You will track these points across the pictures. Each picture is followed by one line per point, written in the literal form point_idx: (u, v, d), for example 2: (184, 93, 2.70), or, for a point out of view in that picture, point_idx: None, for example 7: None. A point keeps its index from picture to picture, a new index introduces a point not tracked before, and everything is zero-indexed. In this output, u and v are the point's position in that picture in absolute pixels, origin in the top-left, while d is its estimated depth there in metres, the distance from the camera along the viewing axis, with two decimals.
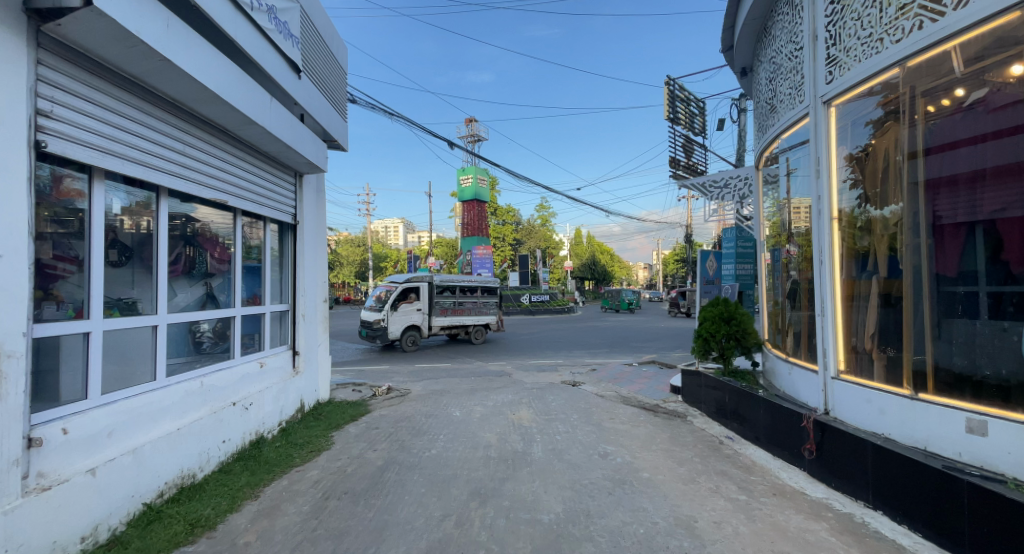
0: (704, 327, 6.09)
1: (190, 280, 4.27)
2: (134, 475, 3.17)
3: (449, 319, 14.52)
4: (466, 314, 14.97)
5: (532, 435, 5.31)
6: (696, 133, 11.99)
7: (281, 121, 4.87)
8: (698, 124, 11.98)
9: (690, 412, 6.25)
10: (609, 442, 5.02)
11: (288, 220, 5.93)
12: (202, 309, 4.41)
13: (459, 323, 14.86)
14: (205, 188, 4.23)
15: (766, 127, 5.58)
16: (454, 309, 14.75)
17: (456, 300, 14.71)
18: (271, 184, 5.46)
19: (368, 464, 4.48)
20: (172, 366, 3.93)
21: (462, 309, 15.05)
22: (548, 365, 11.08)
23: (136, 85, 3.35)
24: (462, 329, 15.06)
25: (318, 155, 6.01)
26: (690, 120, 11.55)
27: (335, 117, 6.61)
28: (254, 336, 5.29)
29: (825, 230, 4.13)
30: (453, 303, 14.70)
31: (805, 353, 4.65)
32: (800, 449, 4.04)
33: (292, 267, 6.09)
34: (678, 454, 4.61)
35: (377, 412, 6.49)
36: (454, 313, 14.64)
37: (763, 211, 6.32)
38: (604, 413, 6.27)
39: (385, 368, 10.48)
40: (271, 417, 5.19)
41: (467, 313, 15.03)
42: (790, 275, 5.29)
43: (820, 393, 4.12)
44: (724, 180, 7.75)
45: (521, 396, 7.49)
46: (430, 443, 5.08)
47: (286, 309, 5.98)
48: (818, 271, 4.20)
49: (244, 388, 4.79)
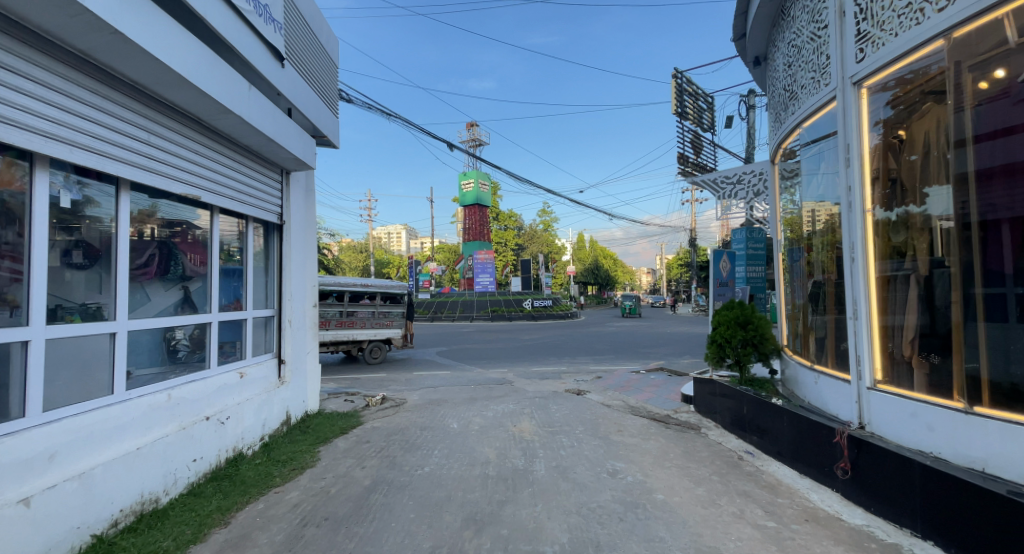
0: (718, 332, 5.70)
1: (165, 284, 4.00)
2: (80, 503, 2.79)
3: (329, 334, 11.59)
4: (358, 326, 11.89)
5: (534, 450, 4.90)
6: (704, 130, 11.53)
7: (260, 112, 4.54)
8: (707, 120, 11.59)
9: (703, 423, 5.86)
10: (618, 458, 4.60)
11: (273, 219, 5.57)
12: (179, 315, 4.16)
13: (349, 338, 11.81)
14: (173, 182, 3.87)
15: (783, 117, 5.18)
16: (340, 320, 11.77)
17: (344, 311, 11.75)
18: (253, 181, 5.11)
19: (355, 483, 4.11)
20: (134, 377, 3.57)
21: (354, 321, 11.96)
22: (551, 373, 10.53)
23: (87, 63, 3.00)
24: (354, 346, 11.99)
25: (305, 151, 5.65)
26: (699, 116, 11.19)
27: (325, 112, 6.28)
28: (236, 343, 4.94)
29: (858, 224, 3.65)
30: (339, 313, 11.71)
31: (833, 360, 4.23)
32: (832, 467, 3.63)
33: (278, 270, 5.70)
34: (695, 471, 4.19)
35: (370, 424, 6.10)
36: (339, 326, 11.64)
37: (779, 208, 5.90)
38: (612, 425, 5.85)
39: (381, 376, 10.06)
40: (253, 431, 4.79)
41: (360, 326, 11.98)
42: (812, 276, 4.88)
43: (853, 405, 3.69)
44: (737, 176, 7.32)
45: (522, 406, 7.04)
46: (423, 459, 4.68)
47: (272, 315, 5.59)
48: (848, 270, 3.77)
49: (221, 400, 4.40)
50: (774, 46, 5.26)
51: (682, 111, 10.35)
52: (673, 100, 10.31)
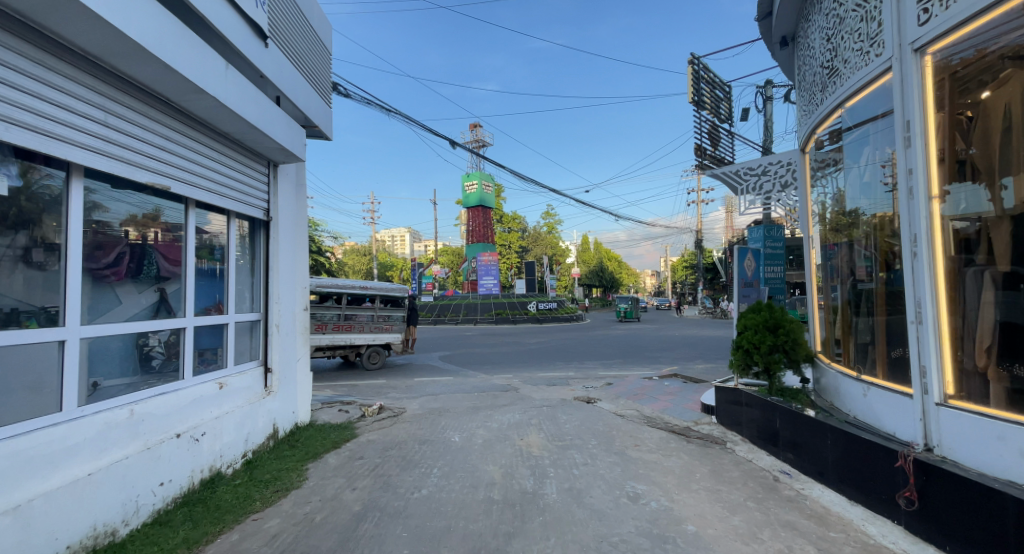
0: (745, 337, 5.22)
1: (139, 286, 3.65)
2: (14, 545, 2.32)
3: (326, 337, 10.98)
4: (356, 330, 11.36)
5: (544, 469, 4.42)
6: (722, 120, 11.00)
7: (240, 95, 4.09)
8: (724, 110, 11.08)
9: (728, 436, 5.37)
10: (638, 479, 4.12)
11: (259, 215, 5.13)
12: (153, 319, 3.76)
13: (347, 342, 11.29)
14: (138, 169, 3.42)
15: (819, 98, 4.70)
16: (337, 323, 11.12)
17: (342, 313, 11.20)
18: (235, 172, 4.67)
19: (343, 509, 3.64)
20: (99, 388, 3.17)
21: (353, 324, 11.35)
22: (559, 379, 10.04)
23: (27, 27, 2.56)
24: (352, 350, 11.50)
25: (293, 141, 5.21)
26: (716, 106, 10.68)
27: (316, 99, 5.84)
28: (216, 351, 4.50)
29: (921, 213, 3.14)
30: (337, 316, 11.12)
31: (886, 371, 3.72)
32: (893, 495, 3.14)
33: (265, 270, 5.25)
34: (726, 496, 3.71)
35: (365, 437, 5.64)
36: (336, 330, 11.03)
37: (812, 202, 5.42)
38: (628, 439, 5.36)
39: (381, 383, 9.58)
40: (234, 448, 4.32)
41: (358, 330, 11.45)
42: (855, 274, 4.38)
43: (917, 423, 3.19)
44: (762, 166, 6.78)
45: (529, 417, 6.54)
46: (421, 480, 4.20)
47: (258, 319, 5.15)
48: (908, 266, 3.28)
49: (196, 415, 3.92)
50: (808, 21, 4.79)
51: (699, 100, 9.86)
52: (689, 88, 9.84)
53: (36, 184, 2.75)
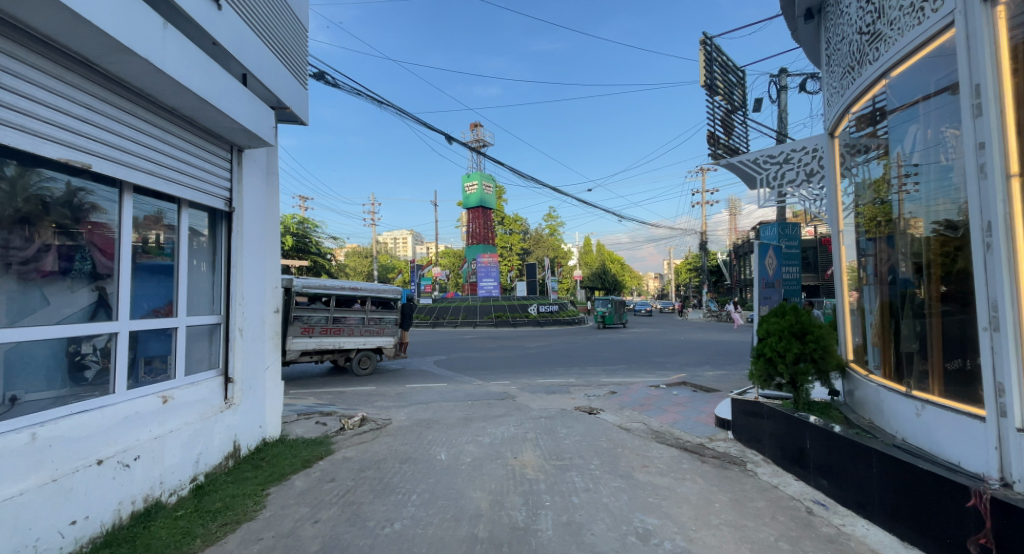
0: (767, 343, 4.63)
1: (72, 285, 3.17)
2: None
3: (314, 341, 10.43)
4: (345, 334, 10.82)
5: (538, 496, 3.83)
6: (735, 109, 10.38)
7: (187, 63, 3.48)
8: (737, 97, 10.47)
9: (746, 455, 4.77)
10: (649, 511, 3.52)
11: (218, 205, 4.55)
12: (88, 323, 3.24)
13: (335, 346, 10.74)
14: (48, 143, 2.82)
15: (856, 70, 4.09)
16: (325, 326, 10.59)
17: (331, 316, 10.63)
18: (186, 156, 4.07)
19: (297, 549, 3.05)
20: (19, 403, 2.75)
21: (342, 328, 10.83)
22: (559, 386, 9.44)
23: None
24: (341, 354, 10.95)
25: (259, 122, 4.63)
26: (729, 92, 10.07)
27: (287, 78, 5.26)
28: (161, 359, 3.93)
29: (997, 194, 2.53)
30: (326, 318, 10.57)
31: (943, 385, 3.11)
32: (961, 541, 2.52)
33: (226, 268, 4.69)
34: (754, 534, 3.12)
35: (341, 454, 5.07)
36: (324, 333, 10.50)
37: (844, 192, 4.82)
38: (635, 458, 4.77)
39: (369, 391, 9.00)
40: (180, 472, 3.75)
41: (348, 333, 10.91)
42: (899, 272, 3.78)
43: (990, 453, 2.57)
44: (784, 154, 6.17)
45: (525, 430, 5.95)
46: (395, 510, 3.62)
47: (216, 322, 4.58)
48: (980, 260, 2.66)
49: (128, 436, 3.35)
50: None
51: (711, 83, 9.30)
52: (702, 72, 9.29)
53: (35, 186, 2.88)
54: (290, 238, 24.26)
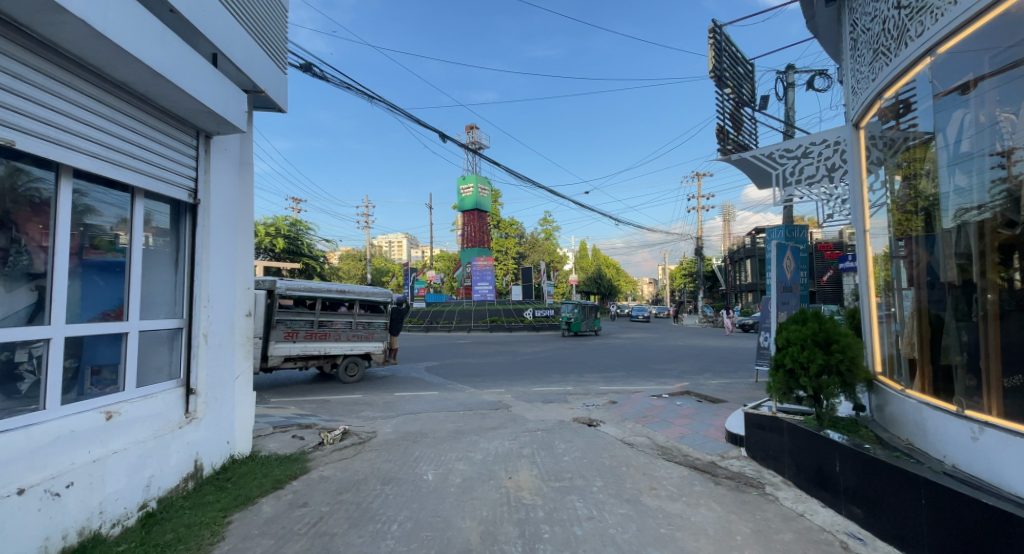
0: (789, 353, 4.22)
1: (5, 285, 2.69)
2: None
3: (298, 346, 9.94)
4: (331, 339, 10.33)
5: (535, 526, 3.38)
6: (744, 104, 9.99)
7: (138, 29, 3.02)
8: (746, 93, 10.10)
9: (764, 476, 4.34)
10: (661, 545, 3.08)
11: (181, 196, 4.09)
12: (23, 328, 2.76)
13: (321, 351, 10.25)
14: None
15: (892, 51, 3.70)
16: (310, 331, 10.09)
17: (316, 320, 10.12)
18: (139, 139, 3.61)
19: None
20: None
21: (328, 332, 10.34)
22: (556, 395, 8.99)
23: None
24: (326, 360, 10.47)
25: (228, 105, 4.17)
26: (738, 87, 9.71)
27: (262, 58, 4.80)
28: (109, 369, 3.45)
29: None
30: (311, 323, 10.08)
31: (1004, 405, 2.70)
32: None
33: (191, 267, 4.23)
34: None
35: (318, 473, 4.60)
36: (309, 338, 10.00)
37: (872, 189, 4.43)
38: (642, 479, 4.34)
39: (355, 399, 8.51)
40: (125, 499, 3.27)
41: (334, 338, 10.43)
42: (941, 276, 3.38)
43: None
44: (803, 147, 5.80)
45: (521, 445, 5.50)
46: (372, 543, 3.16)
47: (178, 327, 4.11)
48: None
49: (61, 459, 2.87)
50: None
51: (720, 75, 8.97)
52: (711, 61, 8.96)
53: (23, 186, 2.81)
54: (280, 239, 23.64)
